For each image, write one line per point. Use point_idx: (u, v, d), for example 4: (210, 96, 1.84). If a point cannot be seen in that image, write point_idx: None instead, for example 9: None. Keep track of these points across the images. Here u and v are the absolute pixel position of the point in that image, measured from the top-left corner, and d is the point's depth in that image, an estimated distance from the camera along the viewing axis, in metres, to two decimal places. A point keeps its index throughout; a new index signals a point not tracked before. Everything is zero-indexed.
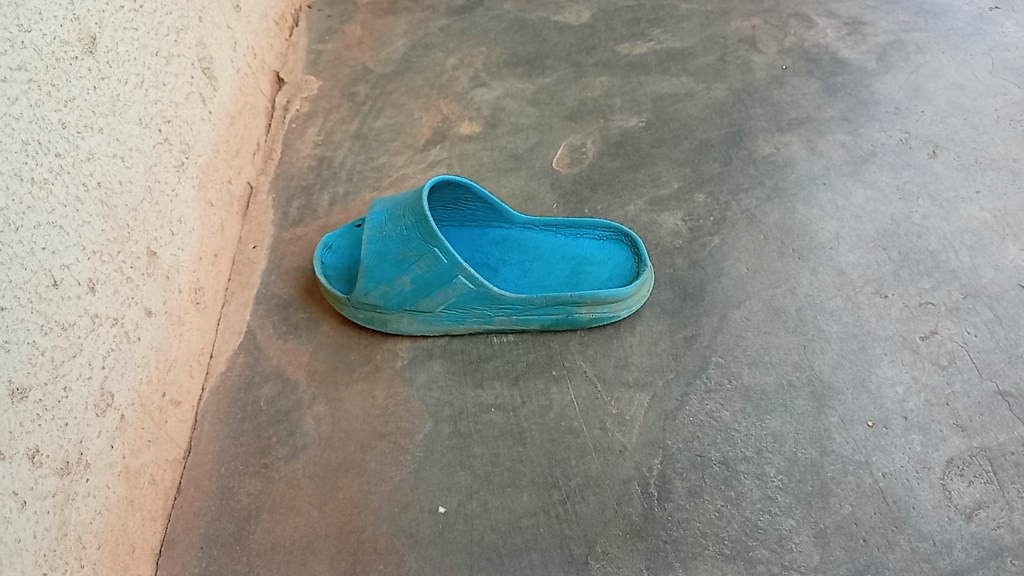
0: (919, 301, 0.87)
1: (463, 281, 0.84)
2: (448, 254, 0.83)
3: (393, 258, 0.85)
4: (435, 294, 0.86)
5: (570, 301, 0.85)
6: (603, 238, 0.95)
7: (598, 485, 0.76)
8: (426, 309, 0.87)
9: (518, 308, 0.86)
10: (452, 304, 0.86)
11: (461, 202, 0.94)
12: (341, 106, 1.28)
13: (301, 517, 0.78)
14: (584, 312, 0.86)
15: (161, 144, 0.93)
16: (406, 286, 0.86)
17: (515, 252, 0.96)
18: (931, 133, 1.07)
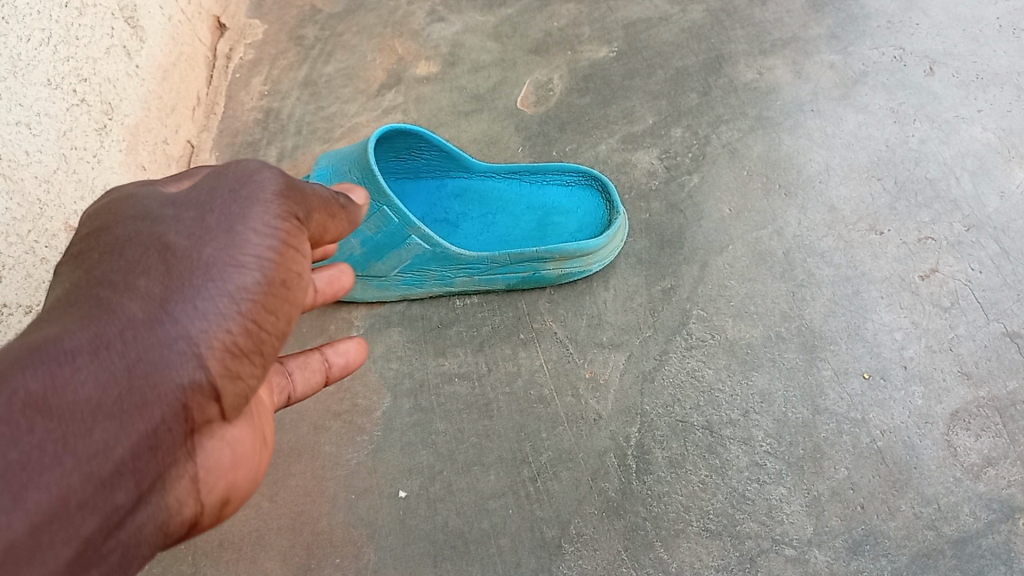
0: (917, 237, 0.79)
1: (417, 241, 0.74)
2: (398, 213, 0.73)
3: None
4: (388, 258, 0.76)
5: (536, 257, 0.76)
6: (572, 184, 0.86)
7: (571, 459, 0.70)
8: (379, 274, 0.78)
9: (480, 268, 0.77)
10: (407, 268, 0.77)
11: (414, 151, 0.83)
12: (287, 51, 1.16)
13: (250, 509, 0.71)
14: (553, 267, 0.77)
15: (77, 106, 0.84)
16: (354, 251, 0.76)
17: (476, 205, 0.88)
18: (928, 47, 0.96)
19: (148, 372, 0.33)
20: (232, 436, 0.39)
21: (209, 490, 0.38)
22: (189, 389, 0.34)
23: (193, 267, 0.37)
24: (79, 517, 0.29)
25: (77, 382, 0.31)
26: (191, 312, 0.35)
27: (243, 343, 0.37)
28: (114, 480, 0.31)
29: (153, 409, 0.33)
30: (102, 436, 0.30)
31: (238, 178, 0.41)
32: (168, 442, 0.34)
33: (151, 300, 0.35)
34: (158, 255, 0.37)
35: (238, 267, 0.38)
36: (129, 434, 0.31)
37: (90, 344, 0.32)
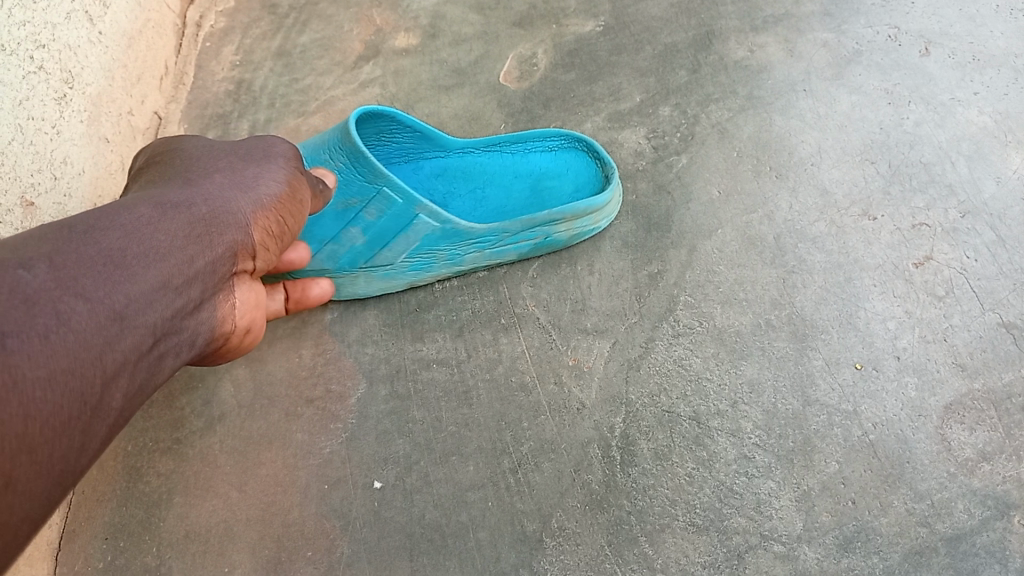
0: (912, 223, 0.77)
1: (423, 220, 0.71)
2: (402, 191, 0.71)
3: (331, 213, 0.72)
4: (394, 243, 0.73)
5: (548, 220, 0.73)
6: (554, 148, 0.85)
7: (553, 450, 0.68)
8: (386, 262, 0.74)
9: (490, 240, 0.74)
10: (414, 251, 0.73)
11: (385, 134, 0.80)
12: (261, 20, 1.11)
13: (219, 500, 0.69)
14: (563, 228, 0.75)
15: (35, 73, 0.80)
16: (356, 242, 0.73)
17: (461, 181, 0.84)
18: (923, 27, 0.93)
19: (221, 222, 0.52)
20: (263, 294, 0.58)
21: (240, 316, 0.55)
22: (242, 239, 0.53)
23: (260, 171, 0.57)
24: (168, 299, 0.46)
25: (176, 216, 0.49)
26: (247, 195, 0.55)
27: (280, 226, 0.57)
28: (193, 280, 0.48)
29: (224, 240, 0.51)
30: (194, 251, 0.49)
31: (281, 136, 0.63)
32: (223, 265, 0.52)
33: (224, 180, 0.55)
34: (227, 162, 0.57)
35: (275, 189, 0.57)
36: (205, 254, 0.50)
37: (188, 198, 0.51)
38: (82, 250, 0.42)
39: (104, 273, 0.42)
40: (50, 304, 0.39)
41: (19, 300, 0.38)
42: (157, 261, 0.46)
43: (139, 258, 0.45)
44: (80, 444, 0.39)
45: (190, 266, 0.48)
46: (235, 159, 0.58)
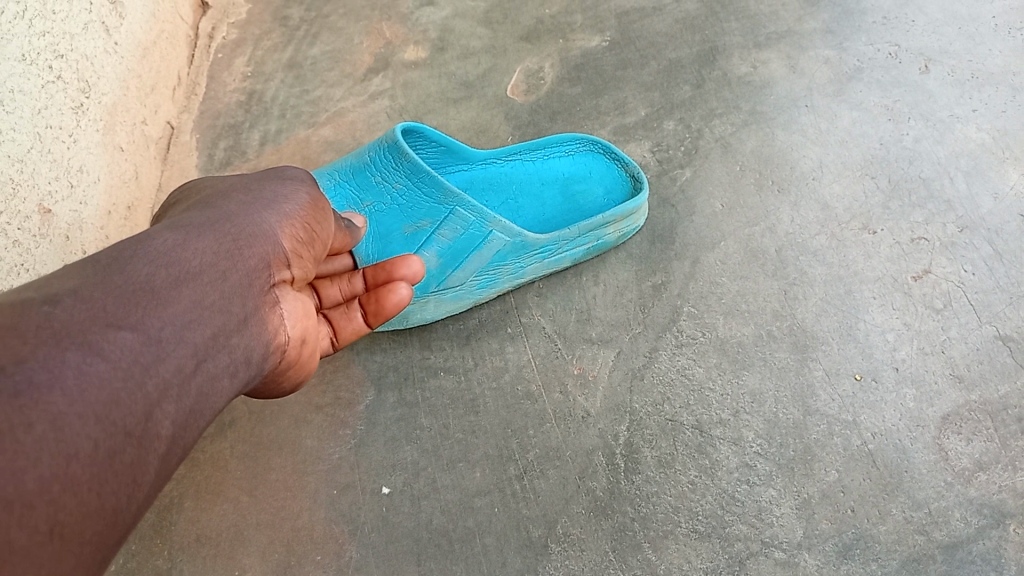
0: (911, 237, 0.79)
1: (497, 236, 0.72)
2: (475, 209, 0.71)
3: (400, 236, 0.73)
4: (466, 263, 0.73)
5: (601, 224, 0.75)
6: (572, 152, 0.87)
7: (559, 457, 0.69)
8: (456, 284, 0.74)
9: (552, 250, 0.75)
10: (485, 269, 0.74)
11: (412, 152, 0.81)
12: (272, 32, 1.13)
13: (229, 504, 0.70)
14: (612, 232, 0.77)
15: (52, 83, 0.81)
16: (430, 266, 0.72)
17: (492, 193, 0.86)
18: (922, 45, 0.95)
19: (248, 237, 0.50)
20: (308, 304, 0.57)
21: (291, 327, 0.53)
22: (276, 250, 0.51)
23: (276, 188, 0.56)
24: (209, 315, 0.43)
25: (203, 236, 0.47)
26: (267, 208, 0.53)
27: (307, 233, 0.56)
28: (230, 296, 0.46)
29: (253, 252, 0.49)
30: (223, 266, 0.46)
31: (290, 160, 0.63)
32: (260, 279, 0.49)
33: (241, 200, 0.53)
34: (242, 184, 0.56)
35: (296, 201, 0.56)
36: (238, 268, 0.48)
37: (206, 219, 0.49)
38: (113, 281, 0.40)
39: (133, 298, 0.40)
40: (79, 336, 0.36)
41: (45, 334, 0.35)
42: (189, 282, 0.43)
43: (173, 282, 0.42)
44: (135, 479, 0.36)
45: (223, 280, 0.46)
46: (249, 182, 0.57)
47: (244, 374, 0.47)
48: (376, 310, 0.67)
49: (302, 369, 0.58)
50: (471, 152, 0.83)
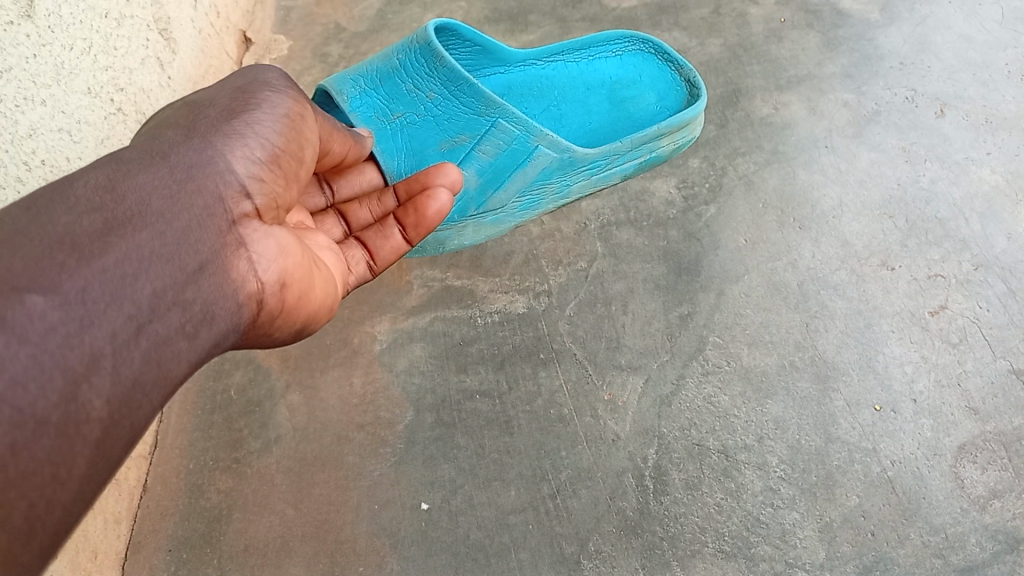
0: (927, 274, 0.82)
1: (544, 152, 0.79)
2: (520, 127, 0.78)
3: (436, 152, 0.79)
4: (508, 182, 0.80)
5: (655, 135, 0.85)
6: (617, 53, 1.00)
7: (590, 477, 0.73)
8: (498, 203, 0.81)
9: (598, 167, 0.84)
10: (529, 185, 0.81)
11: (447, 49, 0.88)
12: (312, 68, 1.19)
13: (275, 516, 0.74)
14: (665, 144, 0.87)
15: (114, 114, 0.86)
16: (470, 185, 0.80)
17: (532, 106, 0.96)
18: (938, 90, 0.99)
19: (190, 175, 0.47)
20: (285, 240, 0.54)
21: (266, 271, 0.51)
22: (224, 186, 0.49)
23: (225, 117, 0.53)
24: (148, 272, 0.41)
25: (132, 175, 0.44)
26: (209, 141, 0.50)
27: (263, 164, 0.52)
28: (173, 249, 0.43)
29: (198, 195, 0.47)
30: (161, 210, 0.44)
31: (246, 80, 0.59)
32: (212, 223, 0.47)
33: (181, 134, 0.50)
34: (187, 117, 0.53)
35: (247, 131, 0.53)
36: (172, 208, 0.44)
37: (142, 156, 0.46)
38: (28, 240, 0.38)
39: (47, 254, 0.38)
40: None
41: None
42: (117, 234, 0.41)
43: (96, 233, 0.40)
44: (53, 476, 0.35)
45: (164, 232, 0.43)
46: (195, 114, 0.53)
47: (207, 334, 0.44)
48: (416, 222, 0.70)
49: (297, 318, 0.56)
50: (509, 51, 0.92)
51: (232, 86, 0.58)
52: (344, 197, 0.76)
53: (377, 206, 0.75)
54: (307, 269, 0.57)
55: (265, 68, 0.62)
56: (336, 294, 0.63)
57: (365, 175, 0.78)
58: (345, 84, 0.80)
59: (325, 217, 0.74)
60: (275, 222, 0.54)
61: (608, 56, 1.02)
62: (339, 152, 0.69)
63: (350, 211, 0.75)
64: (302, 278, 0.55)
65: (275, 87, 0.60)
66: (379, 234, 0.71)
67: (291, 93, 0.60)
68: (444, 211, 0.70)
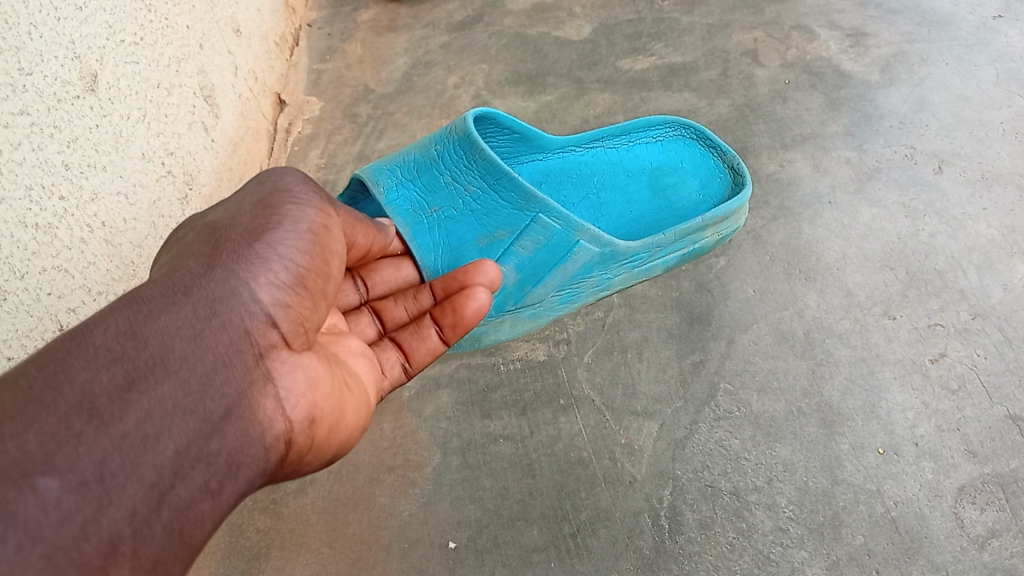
0: (927, 323, 0.87)
1: (585, 248, 0.78)
2: (561, 221, 0.76)
3: (473, 246, 0.77)
4: (547, 278, 0.78)
5: (699, 227, 0.85)
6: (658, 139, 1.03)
7: (608, 518, 0.77)
8: (537, 297, 0.79)
9: (638, 259, 0.83)
10: (570, 279, 0.80)
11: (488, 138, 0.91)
12: (342, 128, 1.26)
13: (311, 554, 0.78)
14: (710, 235, 0.88)
15: (164, 176, 0.93)
16: (508, 281, 0.77)
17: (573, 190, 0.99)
18: (936, 148, 1.05)
19: (214, 309, 0.46)
20: (314, 371, 0.52)
21: (293, 407, 0.49)
22: (250, 319, 0.47)
23: (247, 238, 0.51)
24: (171, 428, 0.39)
25: (155, 319, 0.43)
26: (232, 269, 0.48)
27: (288, 288, 0.51)
28: (198, 396, 0.42)
29: (223, 331, 0.45)
30: (183, 356, 0.42)
31: (267, 192, 0.58)
32: (239, 360, 0.45)
33: (203, 262, 0.49)
34: (208, 240, 0.52)
35: (270, 253, 0.51)
36: (195, 358, 0.43)
37: (163, 292, 0.45)
38: (45, 406, 0.36)
39: (63, 424, 0.36)
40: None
41: None
42: (138, 388, 0.39)
43: (117, 392, 0.38)
44: None
45: (188, 379, 0.42)
46: (220, 235, 0.52)
47: (233, 485, 0.43)
48: (454, 321, 0.70)
49: (327, 448, 0.53)
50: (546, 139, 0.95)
51: (254, 199, 0.57)
52: (380, 294, 0.76)
53: (412, 304, 0.75)
54: (337, 395, 0.54)
55: (286, 175, 0.61)
56: (368, 411, 0.61)
57: (401, 272, 0.77)
58: (381, 176, 0.80)
59: (359, 316, 0.75)
60: (304, 348, 0.52)
61: (648, 142, 1.03)
62: (366, 246, 0.70)
63: (385, 309, 0.75)
64: (332, 408, 0.53)
65: (298, 196, 0.58)
66: (415, 334, 0.72)
67: (314, 202, 0.59)
68: (482, 309, 0.69)
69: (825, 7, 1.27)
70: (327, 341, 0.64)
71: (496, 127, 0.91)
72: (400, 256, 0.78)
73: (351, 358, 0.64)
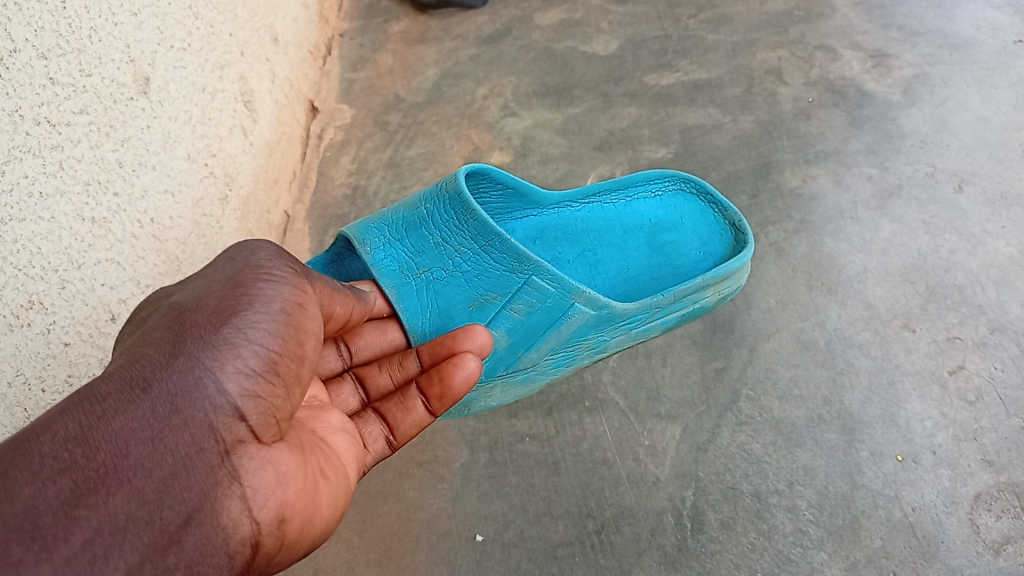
0: (946, 336, 0.89)
1: (580, 310, 0.78)
2: (554, 284, 0.76)
3: (464, 309, 0.78)
4: (540, 341, 0.79)
5: (702, 285, 0.84)
6: (657, 194, 1.03)
7: (632, 515, 0.79)
8: (530, 361, 0.80)
9: (638, 320, 0.82)
10: (565, 341, 0.80)
11: (482, 191, 0.91)
12: (373, 135, 1.29)
13: (343, 544, 0.81)
14: (711, 295, 0.87)
15: (207, 177, 0.97)
16: (500, 344, 0.78)
17: (570, 245, 1.00)
18: (957, 167, 1.07)
19: (175, 405, 0.45)
20: (286, 464, 0.50)
21: (261, 507, 0.47)
22: (214, 413, 0.46)
23: (215, 321, 0.50)
24: (121, 546, 0.38)
25: (108, 420, 0.42)
26: (197, 357, 0.47)
27: (257, 376, 0.49)
28: (153, 507, 0.41)
29: (184, 429, 0.44)
30: (138, 461, 0.41)
31: (238, 268, 0.57)
32: (201, 459, 0.44)
33: (165, 351, 0.47)
34: (172, 324, 0.50)
35: (240, 338, 0.50)
36: (149, 468, 0.42)
37: (119, 388, 0.44)
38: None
39: (3, 550, 0.34)
40: None
41: None
42: (87, 504, 0.38)
43: (64, 506, 0.37)
44: None
45: (143, 488, 0.41)
46: (186, 317, 0.51)
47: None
48: (441, 393, 0.70)
49: (300, 546, 0.51)
50: (541, 193, 0.96)
51: (224, 278, 0.56)
52: (364, 360, 0.77)
53: (397, 371, 0.75)
54: (312, 487, 0.52)
55: (258, 249, 0.61)
56: (349, 494, 0.60)
57: (386, 335, 0.78)
58: (369, 235, 0.81)
59: (342, 385, 0.75)
60: (275, 438, 0.51)
61: (646, 197, 1.03)
62: (345, 316, 0.70)
63: (369, 377, 0.76)
64: (305, 503, 0.51)
65: (271, 273, 0.58)
66: (400, 405, 0.72)
67: (289, 278, 0.59)
68: (471, 377, 0.70)
69: (848, 29, 1.30)
70: (307, 419, 0.64)
71: (489, 183, 0.91)
72: (385, 319, 0.79)
73: (331, 435, 0.64)
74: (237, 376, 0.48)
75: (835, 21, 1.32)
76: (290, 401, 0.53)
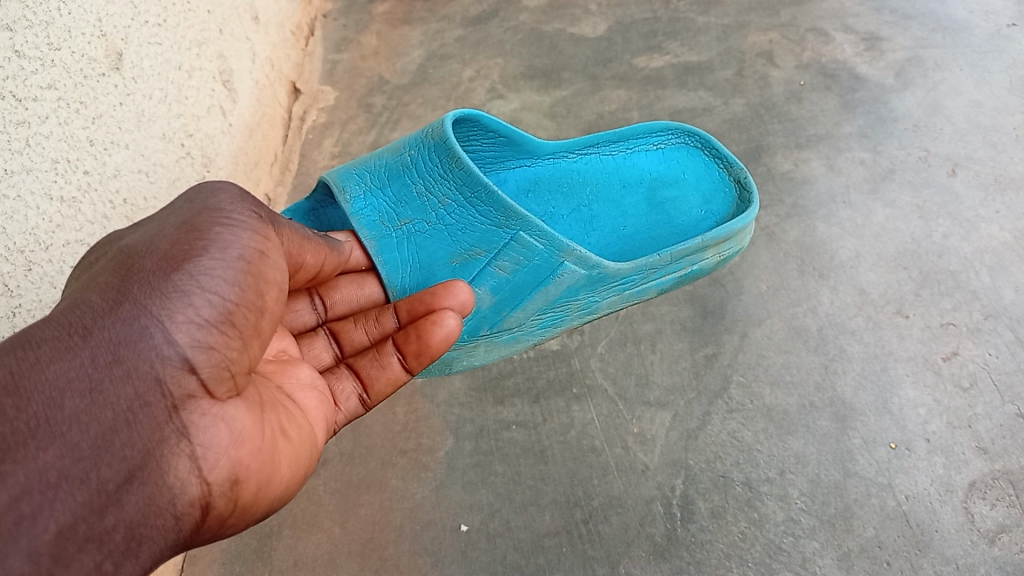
0: (940, 322, 0.87)
1: (570, 270, 0.75)
2: (543, 241, 0.73)
3: (446, 265, 0.75)
4: (527, 301, 0.76)
5: (698, 248, 0.82)
6: (658, 147, 1.01)
7: (621, 505, 0.77)
8: (515, 321, 0.77)
9: (631, 280, 0.80)
10: (554, 301, 0.77)
11: (472, 138, 0.89)
12: (357, 117, 1.26)
13: (324, 534, 0.79)
14: (711, 256, 0.85)
15: (184, 158, 0.93)
16: (483, 304, 0.75)
17: (563, 199, 0.98)
18: (950, 151, 1.05)
19: (117, 355, 0.42)
20: (241, 422, 0.48)
21: (212, 467, 0.45)
22: (161, 365, 0.44)
23: (165, 267, 0.47)
24: (52, 505, 0.36)
25: (43, 369, 0.39)
26: (144, 305, 0.45)
27: (210, 326, 0.47)
28: (89, 463, 0.38)
29: (127, 381, 0.42)
30: (74, 414, 0.39)
31: (195, 210, 0.54)
32: (145, 414, 0.42)
33: (109, 297, 0.45)
34: (118, 269, 0.47)
35: (192, 285, 0.47)
36: (88, 422, 0.39)
37: (56, 335, 0.41)
38: None
39: None
40: None
41: None
42: (14, 459, 0.36)
43: None
44: None
45: (78, 443, 0.38)
46: (134, 263, 0.48)
47: (131, 564, 0.39)
48: (418, 350, 0.68)
49: (257, 509, 0.50)
50: (533, 141, 0.94)
51: (179, 220, 0.53)
52: (338, 315, 0.75)
53: (373, 328, 0.73)
54: (270, 447, 0.50)
55: (219, 192, 0.58)
56: (316, 454, 0.58)
57: (364, 290, 0.76)
58: (349, 182, 0.78)
59: (314, 340, 0.74)
60: (230, 393, 0.48)
61: (648, 150, 1.02)
62: (316, 267, 0.68)
63: (344, 333, 0.74)
64: (263, 464, 0.49)
65: (231, 218, 0.55)
66: (374, 362, 0.70)
67: (251, 224, 0.55)
68: (450, 336, 0.68)
69: (840, 11, 1.28)
70: (274, 374, 0.61)
71: (480, 130, 0.89)
72: (362, 273, 0.77)
73: (298, 392, 0.62)
74: (186, 327, 0.45)
75: (828, 4, 1.30)
76: (246, 356, 0.50)
